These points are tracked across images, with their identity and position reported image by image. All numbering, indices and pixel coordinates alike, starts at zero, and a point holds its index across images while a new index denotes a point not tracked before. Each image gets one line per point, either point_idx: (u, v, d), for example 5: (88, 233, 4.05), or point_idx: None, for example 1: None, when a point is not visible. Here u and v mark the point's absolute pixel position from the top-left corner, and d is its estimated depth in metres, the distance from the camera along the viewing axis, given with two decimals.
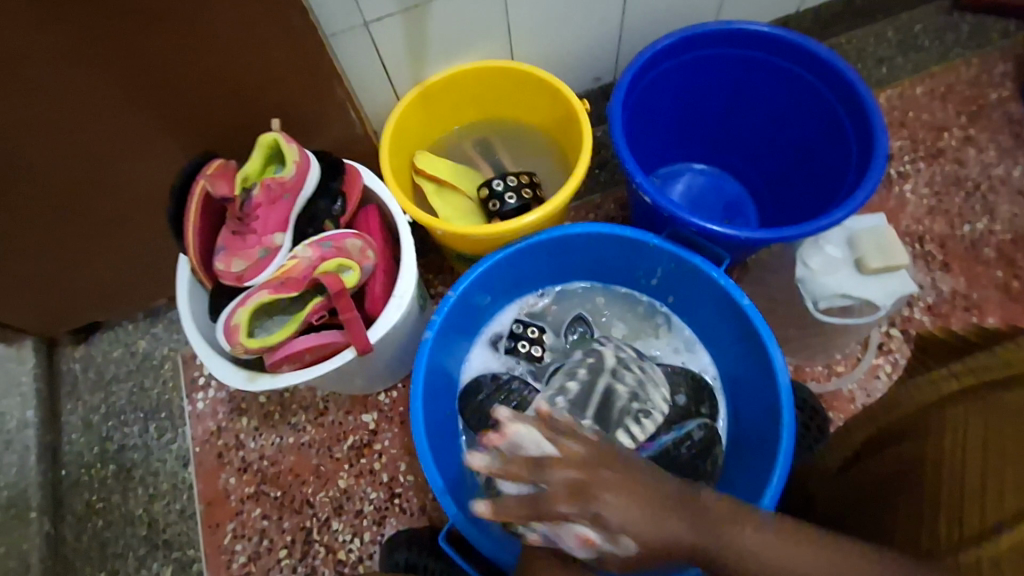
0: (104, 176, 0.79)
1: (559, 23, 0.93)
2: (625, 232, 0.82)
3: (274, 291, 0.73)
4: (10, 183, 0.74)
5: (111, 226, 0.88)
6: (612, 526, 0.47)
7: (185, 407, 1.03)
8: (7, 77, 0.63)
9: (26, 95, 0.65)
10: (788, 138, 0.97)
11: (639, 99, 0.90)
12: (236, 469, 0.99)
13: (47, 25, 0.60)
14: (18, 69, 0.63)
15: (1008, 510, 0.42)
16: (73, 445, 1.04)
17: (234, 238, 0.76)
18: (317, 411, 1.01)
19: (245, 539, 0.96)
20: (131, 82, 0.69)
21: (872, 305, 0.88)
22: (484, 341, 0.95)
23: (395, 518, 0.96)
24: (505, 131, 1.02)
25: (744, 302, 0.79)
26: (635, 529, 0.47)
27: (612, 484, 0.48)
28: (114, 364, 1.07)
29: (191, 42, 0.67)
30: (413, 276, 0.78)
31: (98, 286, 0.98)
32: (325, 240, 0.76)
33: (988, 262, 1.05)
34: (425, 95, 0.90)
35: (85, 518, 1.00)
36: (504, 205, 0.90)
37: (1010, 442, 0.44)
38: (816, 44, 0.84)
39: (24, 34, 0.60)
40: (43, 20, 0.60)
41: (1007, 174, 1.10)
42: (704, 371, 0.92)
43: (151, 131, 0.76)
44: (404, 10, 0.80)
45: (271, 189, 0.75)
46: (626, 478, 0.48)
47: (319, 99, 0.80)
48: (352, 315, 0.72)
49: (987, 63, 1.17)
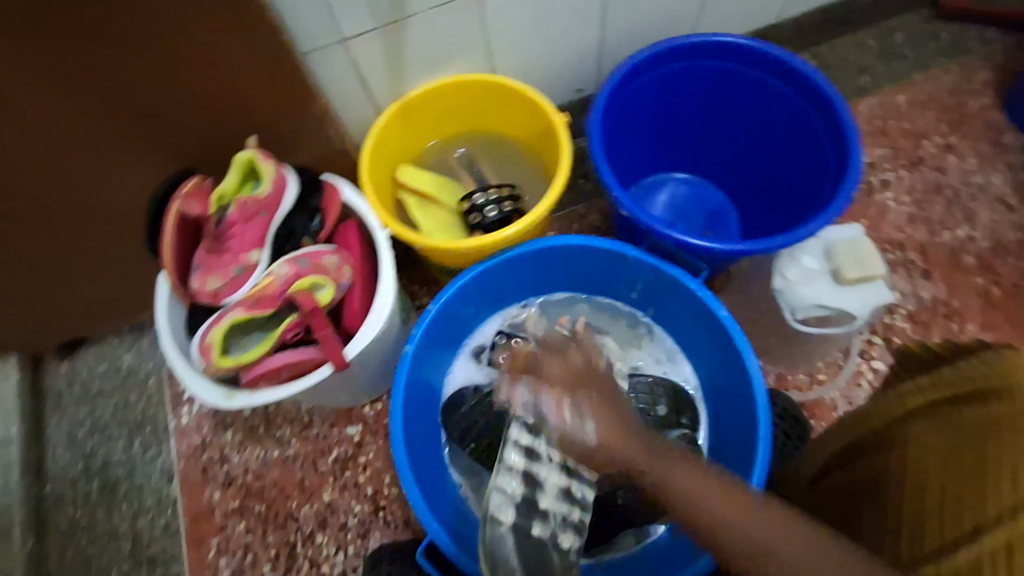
0: (82, 192, 0.79)
1: (539, 36, 0.93)
2: (603, 244, 0.83)
3: (247, 309, 0.74)
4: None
5: (91, 241, 0.88)
6: (582, 411, 0.62)
7: (169, 422, 1.03)
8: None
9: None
10: (768, 149, 0.97)
11: (618, 112, 0.91)
12: (221, 483, 0.99)
13: (15, 46, 0.60)
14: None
15: (965, 527, 0.43)
16: (57, 460, 1.03)
17: (210, 256, 0.77)
18: (301, 424, 1.01)
19: (230, 554, 0.96)
20: (105, 98, 0.69)
21: (849, 315, 0.88)
22: (467, 353, 0.95)
23: (379, 532, 0.96)
24: (487, 144, 1.02)
25: (721, 313, 0.79)
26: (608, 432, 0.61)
27: (587, 390, 0.64)
28: (99, 379, 1.06)
29: (166, 62, 0.68)
30: (391, 292, 0.78)
31: (81, 301, 0.98)
32: (301, 256, 0.76)
33: (969, 269, 1.06)
34: (406, 109, 0.91)
35: (68, 535, 1.00)
36: (484, 218, 0.90)
37: (968, 458, 0.44)
38: (791, 57, 0.85)
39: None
40: (12, 39, 0.59)
41: (987, 182, 1.11)
42: (686, 381, 0.92)
43: (129, 148, 0.76)
44: (383, 27, 0.81)
45: (246, 207, 0.76)
46: (601, 394, 0.65)
47: (298, 116, 0.81)
48: (327, 333, 0.73)
49: (967, 72, 1.18)
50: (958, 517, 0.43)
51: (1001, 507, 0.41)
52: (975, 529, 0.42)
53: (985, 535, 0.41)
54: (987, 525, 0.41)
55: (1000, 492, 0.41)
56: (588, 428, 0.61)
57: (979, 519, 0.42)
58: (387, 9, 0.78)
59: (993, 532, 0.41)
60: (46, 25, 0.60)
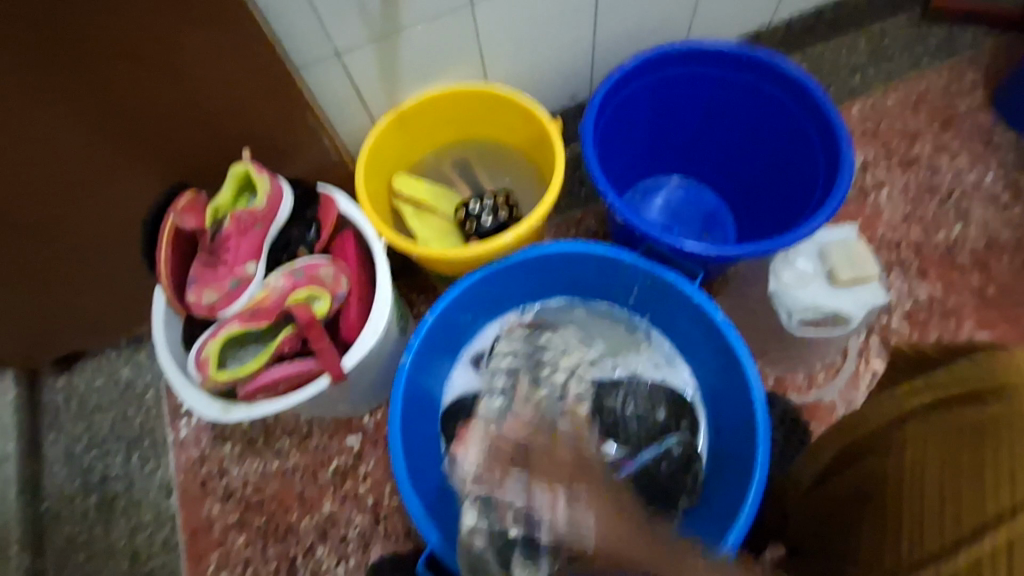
0: (75, 206, 0.79)
1: (531, 44, 0.94)
2: (599, 250, 0.83)
3: (243, 322, 0.74)
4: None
5: (87, 256, 0.88)
6: (575, 514, 0.58)
7: (168, 435, 1.03)
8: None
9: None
10: (762, 152, 0.98)
11: (611, 118, 0.91)
12: (220, 497, 0.99)
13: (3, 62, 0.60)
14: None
15: (965, 529, 0.43)
16: (55, 476, 1.03)
17: (205, 269, 0.77)
18: (301, 435, 1.01)
19: (230, 568, 0.96)
20: (97, 112, 0.69)
21: (845, 317, 0.88)
22: (465, 360, 0.95)
23: (380, 543, 0.95)
24: (482, 151, 1.02)
25: (718, 317, 0.79)
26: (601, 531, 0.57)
27: (583, 482, 0.61)
28: (97, 394, 1.06)
29: (161, 78, 0.68)
30: (388, 302, 0.78)
31: (77, 316, 0.98)
32: (298, 269, 0.77)
33: (964, 267, 1.07)
34: (400, 119, 0.91)
35: (67, 551, 0.99)
36: (481, 225, 0.91)
37: (963, 457, 0.45)
38: (781, 60, 0.86)
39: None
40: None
41: (979, 181, 1.12)
42: (685, 386, 0.92)
43: (125, 163, 0.76)
44: (376, 38, 0.81)
45: (242, 221, 0.76)
46: (590, 486, 0.61)
47: (293, 127, 0.81)
48: (323, 345, 0.72)
49: (957, 71, 1.19)
50: (956, 518, 0.44)
51: (1000, 508, 0.42)
52: (979, 528, 0.42)
53: (986, 535, 0.42)
54: (984, 526, 0.42)
55: (999, 493, 0.42)
56: (586, 536, 0.57)
57: (976, 520, 0.43)
58: (379, 20, 0.78)
59: (993, 532, 0.42)
60: (34, 40, 0.59)
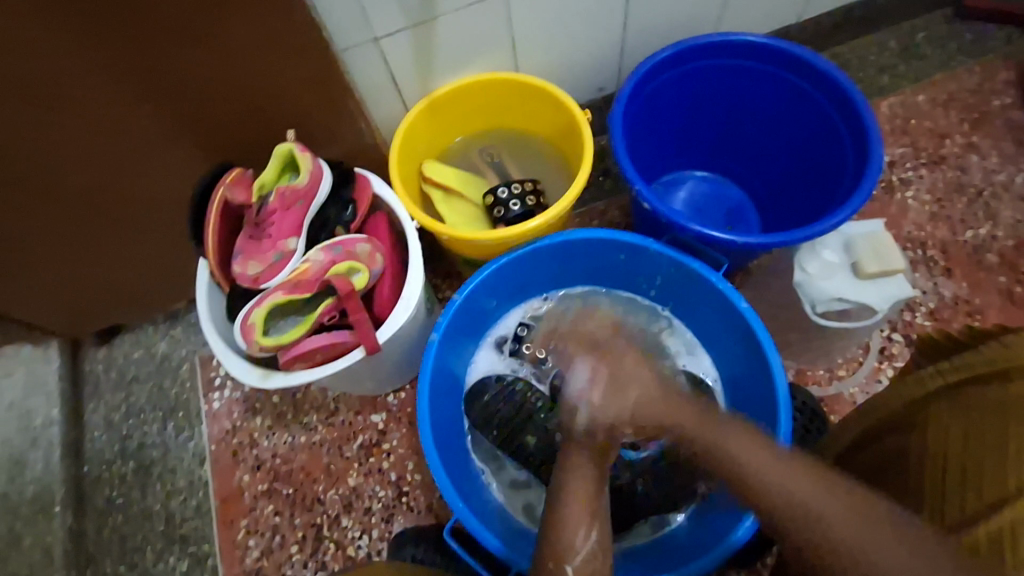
0: (122, 181, 0.83)
1: (563, 35, 0.96)
2: (624, 238, 0.85)
3: (286, 292, 0.77)
4: (27, 185, 0.78)
5: (132, 231, 0.92)
6: (623, 383, 0.63)
7: (201, 407, 1.07)
8: (20, 82, 0.65)
9: (43, 102, 0.69)
10: (789, 144, 0.99)
11: (639, 109, 0.92)
12: (250, 467, 1.03)
13: (61, 38, 0.63)
14: (31, 77, 0.66)
15: (986, 502, 0.44)
16: (95, 442, 1.08)
17: (250, 242, 0.81)
18: (328, 411, 1.04)
19: (259, 535, 1.00)
20: (146, 89, 0.72)
21: (869, 309, 0.89)
22: (489, 344, 0.98)
23: (403, 516, 0.98)
24: (510, 140, 1.05)
25: (742, 305, 0.81)
26: (642, 394, 0.63)
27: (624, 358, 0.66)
28: (135, 365, 1.11)
29: (211, 60, 0.71)
30: (420, 281, 0.81)
31: (119, 288, 1.02)
32: (336, 244, 0.80)
33: (991, 267, 1.06)
34: (433, 106, 0.94)
35: (106, 513, 1.04)
36: (508, 211, 0.93)
37: (988, 434, 0.45)
38: (813, 55, 0.86)
39: (36, 42, 0.63)
40: (57, 32, 0.63)
41: (1010, 181, 1.11)
42: (706, 374, 0.94)
43: (174, 143, 0.81)
44: (413, 26, 0.83)
45: (285, 197, 0.80)
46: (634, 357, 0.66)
47: (332, 111, 0.84)
48: (361, 317, 0.75)
49: (989, 71, 1.18)
50: (978, 493, 0.45)
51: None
52: (997, 502, 0.43)
53: (1007, 509, 0.42)
54: (1009, 499, 0.42)
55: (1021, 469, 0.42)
56: (625, 403, 0.62)
57: (1002, 492, 0.43)
58: (417, 8, 0.81)
59: (1014, 504, 0.42)
60: (89, 18, 0.63)
